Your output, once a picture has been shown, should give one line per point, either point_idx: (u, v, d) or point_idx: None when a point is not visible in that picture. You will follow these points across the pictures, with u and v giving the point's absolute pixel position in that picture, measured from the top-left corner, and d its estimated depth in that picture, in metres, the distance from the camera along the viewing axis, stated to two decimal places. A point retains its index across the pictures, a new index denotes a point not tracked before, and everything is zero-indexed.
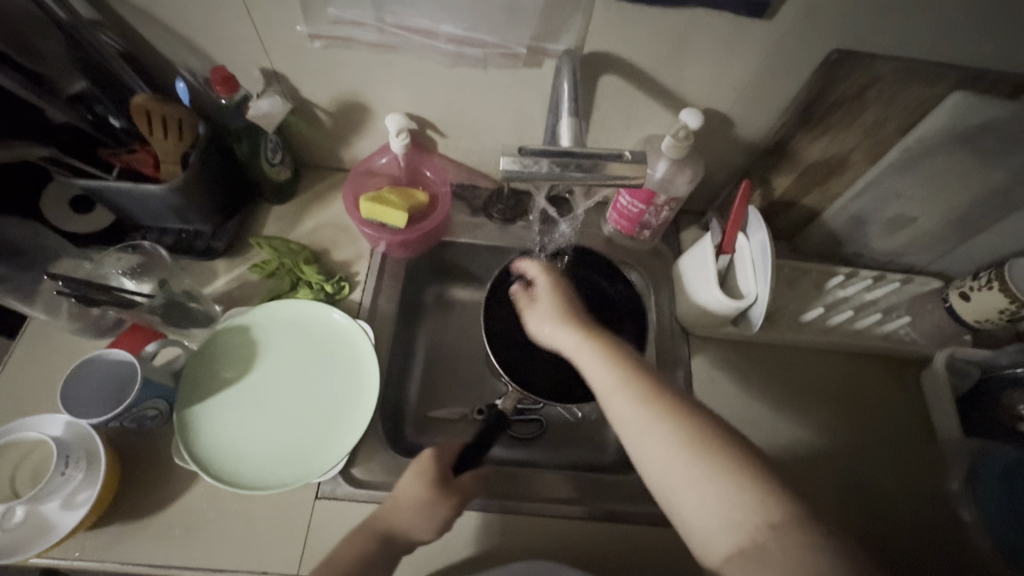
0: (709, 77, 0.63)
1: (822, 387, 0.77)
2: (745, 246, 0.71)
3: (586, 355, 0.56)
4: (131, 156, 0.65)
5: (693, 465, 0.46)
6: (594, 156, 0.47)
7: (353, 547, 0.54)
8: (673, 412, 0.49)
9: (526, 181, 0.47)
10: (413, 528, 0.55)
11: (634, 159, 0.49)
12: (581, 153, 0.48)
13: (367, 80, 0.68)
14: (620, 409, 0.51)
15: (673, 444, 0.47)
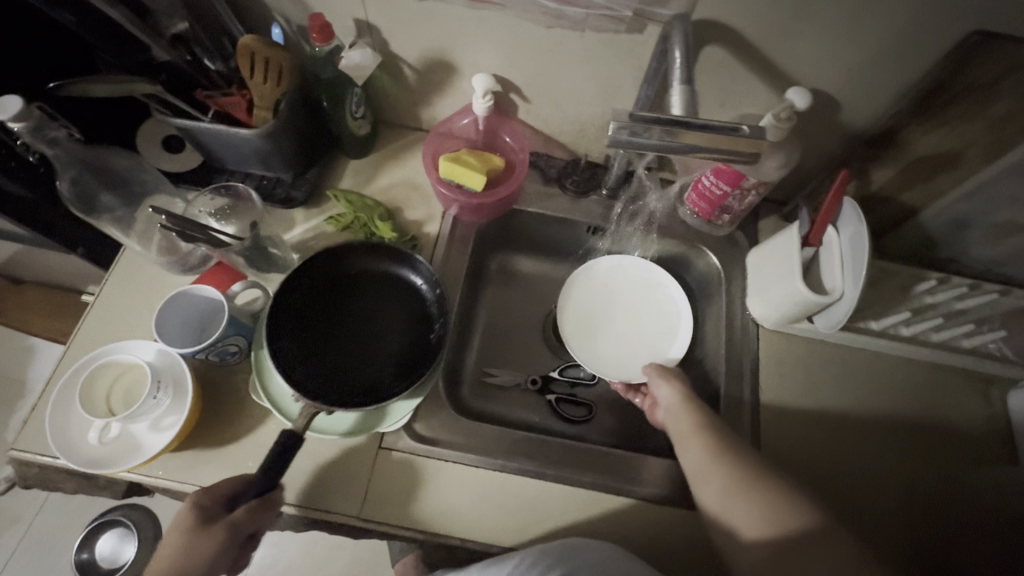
0: (823, 55, 0.59)
1: (902, 393, 0.73)
2: (834, 239, 0.68)
3: (673, 407, 0.63)
4: (226, 99, 0.65)
5: (716, 465, 0.57)
6: (708, 126, 0.46)
7: None
8: (731, 459, 0.57)
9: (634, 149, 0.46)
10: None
11: (753, 133, 0.47)
12: (695, 122, 0.47)
13: (459, 36, 0.66)
14: (675, 419, 0.62)
15: (732, 491, 0.55)
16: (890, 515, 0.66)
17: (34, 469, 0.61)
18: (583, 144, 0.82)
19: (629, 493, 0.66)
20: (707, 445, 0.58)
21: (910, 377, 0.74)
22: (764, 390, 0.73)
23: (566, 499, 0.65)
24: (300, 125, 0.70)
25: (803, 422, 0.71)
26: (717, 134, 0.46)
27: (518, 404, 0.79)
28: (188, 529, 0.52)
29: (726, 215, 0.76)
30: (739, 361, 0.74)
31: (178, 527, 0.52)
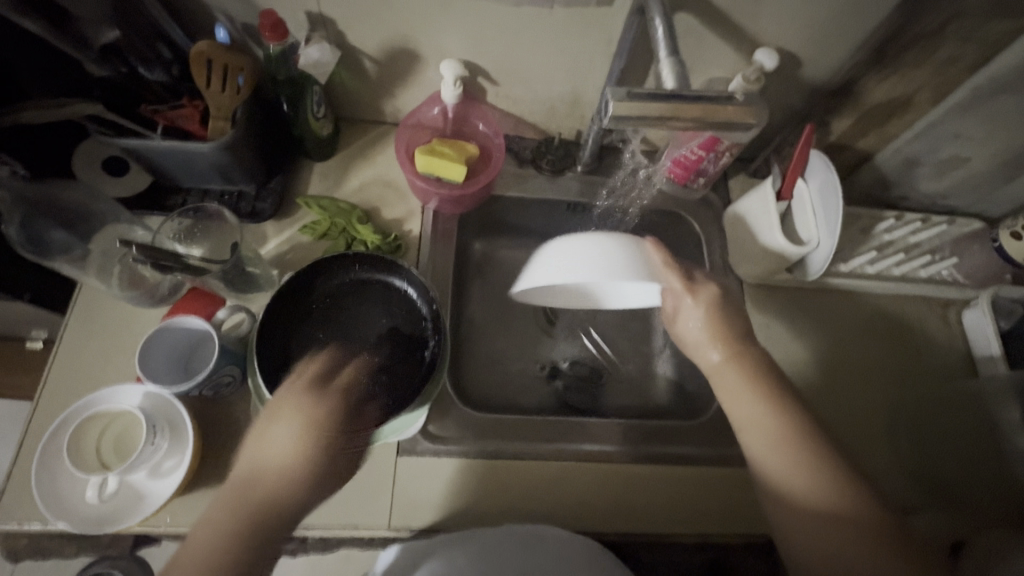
0: (786, 15, 0.61)
1: (872, 328, 0.79)
2: (805, 192, 0.72)
3: (728, 374, 0.58)
4: (176, 112, 0.60)
5: (791, 458, 0.53)
6: (704, 97, 0.49)
7: (236, 525, 0.46)
8: (808, 453, 0.53)
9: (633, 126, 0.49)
10: (273, 521, 0.48)
11: (747, 99, 0.50)
12: (691, 95, 0.49)
13: (421, 22, 0.64)
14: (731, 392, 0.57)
15: (803, 485, 0.52)
16: (882, 440, 0.72)
17: (24, 539, 0.56)
18: (553, 123, 0.81)
19: (647, 458, 0.68)
20: (765, 409, 0.55)
21: (884, 312, 0.80)
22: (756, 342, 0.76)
23: (590, 475, 0.66)
24: (256, 131, 0.65)
25: (795, 366, 0.75)
26: (713, 103, 0.49)
27: (521, 388, 0.80)
28: (326, 414, 0.52)
29: (701, 177, 0.78)
30: None
31: (310, 414, 0.51)
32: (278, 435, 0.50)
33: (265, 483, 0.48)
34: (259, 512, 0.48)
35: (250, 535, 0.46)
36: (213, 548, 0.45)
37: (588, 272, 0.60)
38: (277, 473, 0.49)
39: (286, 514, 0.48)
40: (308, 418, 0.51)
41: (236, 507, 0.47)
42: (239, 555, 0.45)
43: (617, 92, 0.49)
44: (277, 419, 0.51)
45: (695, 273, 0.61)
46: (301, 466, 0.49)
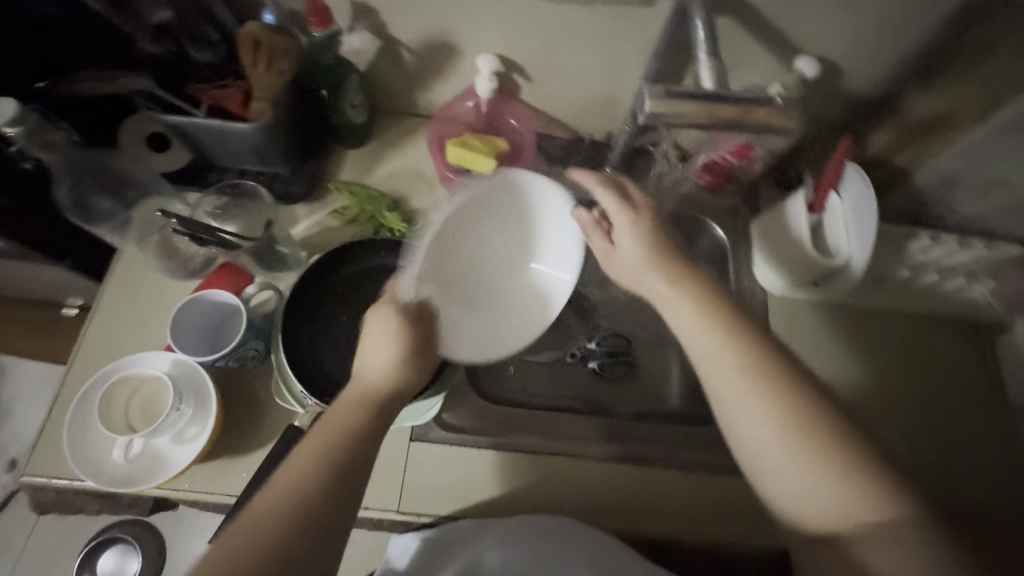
0: (828, 22, 0.60)
1: (899, 347, 0.76)
2: (837, 205, 0.71)
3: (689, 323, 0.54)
4: (221, 92, 0.62)
5: (773, 406, 0.48)
6: (742, 101, 0.48)
7: (341, 422, 0.49)
8: (786, 397, 0.48)
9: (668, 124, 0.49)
10: (364, 429, 0.50)
11: (785, 104, 0.49)
12: (728, 96, 0.49)
13: (461, 15, 0.65)
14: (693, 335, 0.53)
15: (776, 434, 0.47)
16: (910, 461, 0.69)
17: (52, 492, 0.58)
18: (585, 122, 0.81)
19: (657, 463, 0.67)
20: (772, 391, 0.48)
21: (914, 331, 0.78)
22: None
23: (598, 476, 0.66)
24: (294, 114, 0.66)
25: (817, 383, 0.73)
26: (749, 105, 0.48)
27: (537, 383, 0.80)
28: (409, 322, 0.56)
29: (730, 182, 0.79)
30: None
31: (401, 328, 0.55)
32: (381, 354, 0.54)
33: (355, 396, 0.52)
34: (369, 412, 0.51)
35: (342, 442, 0.48)
36: (318, 465, 0.46)
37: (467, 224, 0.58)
38: (365, 390, 0.52)
39: (376, 412, 0.51)
40: (408, 334, 0.55)
41: (325, 428, 0.49)
42: (337, 458, 0.46)
43: (656, 92, 0.49)
44: (376, 333, 0.55)
45: (632, 193, 0.62)
46: (396, 362, 0.54)
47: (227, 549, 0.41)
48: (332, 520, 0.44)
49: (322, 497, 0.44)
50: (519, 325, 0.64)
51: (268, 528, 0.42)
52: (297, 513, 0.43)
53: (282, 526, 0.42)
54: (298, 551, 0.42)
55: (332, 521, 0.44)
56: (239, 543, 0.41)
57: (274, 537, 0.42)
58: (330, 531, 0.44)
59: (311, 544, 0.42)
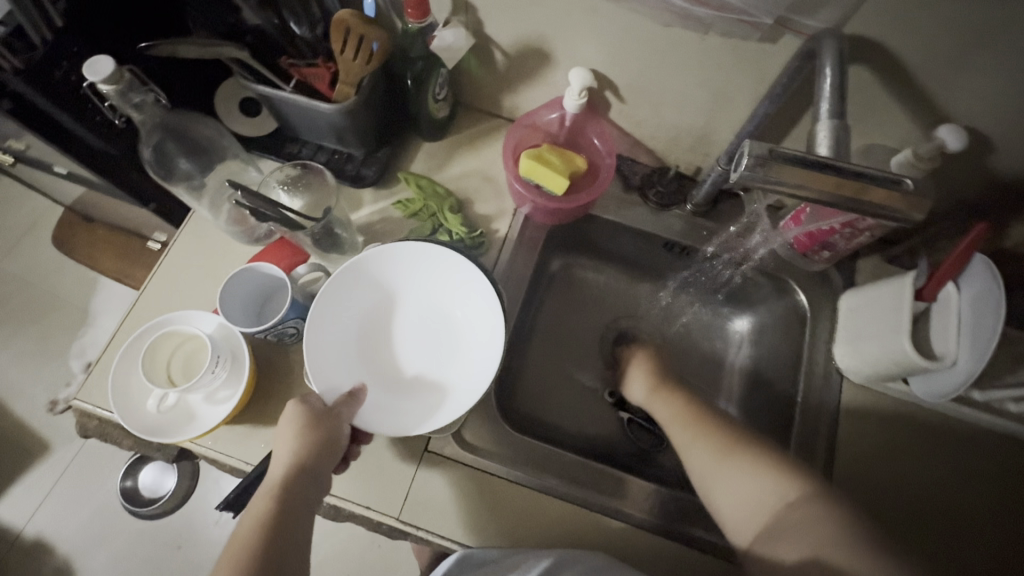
0: (990, 91, 0.51)
1: (997, 476, 0.64)
2: (954, 299, 0.59)
3: (656, 407, 0.68)
4: (310, 70, 0.63)
5: (719, 462, 0.58)
6: (857, 172, 0.43)
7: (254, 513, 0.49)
8: (725, 441, 0.59)
9: (767, 189, 0.43)
10: (298, 502, 0.50)
11: (916, 189, 0.43)
12: (847, 168, 0.43)
13: (563, 25, 0.61)
14: (664, 413, 0.67)
15: (708, 455, 0.59)
16: None
17: (95, 421, 0.62)
18: (673, 153, 0.75)
19: (672, 534, 0.62)
20: (716, 452, 0.59)
21: (1005, 450, 0.66)
22: (841, 450, 0.66)
23: (608, 534, 0.62)
24: (377, 101, 0.66)
25: (871, 485, 0.64)
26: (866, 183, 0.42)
27: (569, 416, 0.76)
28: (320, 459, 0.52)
29: (825, 250, 0.69)
30: (814, 414, 0.68)
31: (299, 407, 0.53)
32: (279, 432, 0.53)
33: (274, 483, 0.50)
34: (274, 500, 0.49)
35: (275, 512, 0.49)
36: (254, 534, 0.47)
37: (388, 258, 0.61)
38: (282, 475, 0.50)
39: (310, 481, 0.51)
40: (299, 417, 0.52)
41: (264, 492, 0.50)
42: (272, 527, 0.48)
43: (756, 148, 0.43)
44: (284, 420, 0.53)
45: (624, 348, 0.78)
46: (309, 453, 0.51)
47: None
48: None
49: (253, 558, 0.46)
50: (449, 413, 0.58)
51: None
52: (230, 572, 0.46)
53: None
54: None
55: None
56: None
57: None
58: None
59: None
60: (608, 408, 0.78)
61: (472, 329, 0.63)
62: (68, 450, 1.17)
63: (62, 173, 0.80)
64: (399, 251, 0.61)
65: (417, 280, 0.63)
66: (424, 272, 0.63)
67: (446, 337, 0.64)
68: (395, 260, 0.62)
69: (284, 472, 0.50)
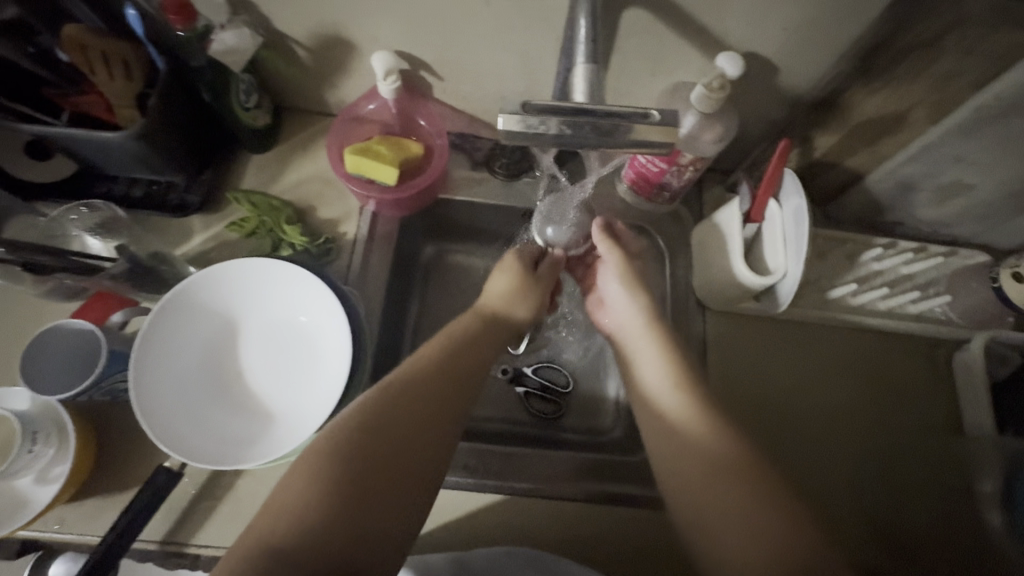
0: (755, 14, 0.53)
1: (848, 367, 0.70)
2: (777, 214, 0.63)
3: (630, 309, 0.62)
4: (81, 98, 0.57)
5: (681, 389, 0.52)
6: (614, 116, 0.39)
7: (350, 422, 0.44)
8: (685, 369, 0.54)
9: (531, 143, 0.39)
10: (480, 344, 0.55)
11: (664, 119, 0.40)
12: (599, 111, 0.40)
13: (349, 8, 0.58)
14: (631, 317, 0.61)
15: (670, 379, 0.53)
16: (841, 493, 0.63)
17: None
18: None
19: (579, 495, 0.62)
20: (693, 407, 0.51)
21: (864, 348, 0.71)
22: (712, 375, 0.69)
23: (516, 510, 0.62)
24: (175, 118, 0.60)
25: (747, 399, 0.68)
26: (620, 123, 0.39)
27: None
28: (488, 328, 0.57)
29: (665, 192, 0.71)
30: (685, 348, 0.70)
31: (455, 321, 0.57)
32: (498, 284, 0.62)
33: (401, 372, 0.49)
34: (432, 382, 0.48)
35: (450, 343, 0.53)
36: (432, 355, 0.51)
37: (214, 286, 0.59)
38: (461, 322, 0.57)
39: (480, 334, 0.56)
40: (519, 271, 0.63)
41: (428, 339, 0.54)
42: (451, 356, 0.51)
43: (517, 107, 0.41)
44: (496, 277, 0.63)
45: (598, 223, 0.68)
46: (463, 339, 0.54)
47: (315, 452, 0.42)
48: (459, 409, 0.48)
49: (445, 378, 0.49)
50: (310, 423, 0.56)
51: (388, 407, 0.45)
52: (434, 402, 0.47)
53: (397, 427, 0.45)
54: (370, 440, 0.43)
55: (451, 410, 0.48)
56: (318, 464, 0.42)
57: (404, 408, 0.46)
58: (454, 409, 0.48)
59: (393, 425, 0.45)
60: (503, 387, 0.77)
61: (322, 331, 0.61)
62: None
63: None
64: (224, 275, 0.59)
65: (256, 299, 0.62)
66: (260, 287, 0.61)
67: (301, 349, 0.62)
68: (222, 287, 0.60)
69: (427, 346, 0.52)
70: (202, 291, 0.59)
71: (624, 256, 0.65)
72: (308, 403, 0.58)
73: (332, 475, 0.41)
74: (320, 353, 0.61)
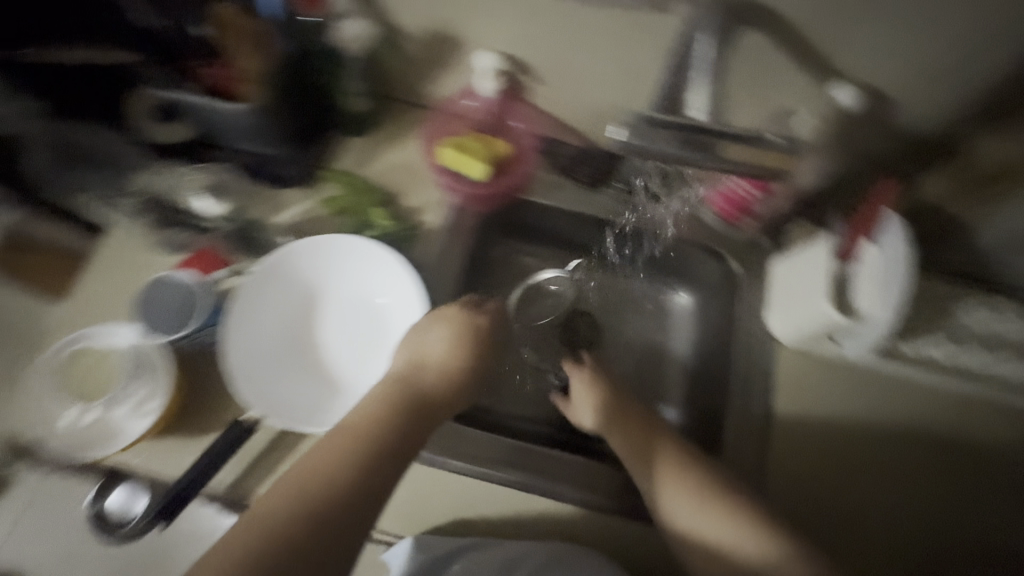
0: (878, 47, 0.52)
1: (923, 424, 0.66)
2: (873, 257, 0.60)
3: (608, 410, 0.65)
4: (213, 71, 0.61)
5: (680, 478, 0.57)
6: (733, 135, 0.41)
7: (243, 535, 0.41)
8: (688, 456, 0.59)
9: (645, 156, 0.40)
10: (427, 415, 0.53)
11: (784, 146, 0.41)
12: (719, 131, 0.41)
13: (465, 8, 0.60)
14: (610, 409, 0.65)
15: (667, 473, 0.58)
16: (901, 562, 0.61)
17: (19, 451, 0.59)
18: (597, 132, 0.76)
19: (615, 508, 0.62)
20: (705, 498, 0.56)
21: (946, 411, 0.66)
22: (774, 412, 0.67)
23: (551, 513, 0.63)
24: (291, 97, 0.64)
25: (805, 439, 0.66)
26: (741, 144, 0.40)
27: (515, 400, 0.77)
28: (399, 395, 0.53)
29: (748, 217, 0.71)
30: (749, 380, 0.68)
31: (382, 394, 0.52)
32: (433, 342, 0.58)
33: (310, 467, 0.45)
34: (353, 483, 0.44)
35: (399, 411, 0.51)
36: (372, 425, 0.49)
37: (298, 260, 0.63)
38: (405, 374, 0.55)
39: (425, 397, 0.54)
40: (453, 317, 0.59)
41: (375, 399, 0.52)
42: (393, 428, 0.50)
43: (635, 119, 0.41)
44: (426, 329, 0.58)
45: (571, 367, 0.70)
46: (364, 420, 0.50)
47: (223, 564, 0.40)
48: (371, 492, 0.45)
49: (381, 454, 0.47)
50: None
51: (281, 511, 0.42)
52: (363, 478, 0.45)
53: (313, 513, 0.42)
54: (293, 531, 0.41)
55: (381, 489, 0.46)
56: (241, 549, 0.40)
57: (319, 491, 0.43)
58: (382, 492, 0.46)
59: (308, 514, 0.42)
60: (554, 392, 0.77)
61: (394, 312, 0.63)
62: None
63: None
64: (316, 247, 0.63)
65: (336, 274, 0.65)
66: (340, 265, 0.64)
67: (372, 326, 0.64)
68: (306, 261, 0.63)
69: (323, 435, 0.48)
70: (286, 265, 0.62)
71: (593, 380, 0.67)
72: (378, 380, 0.61)
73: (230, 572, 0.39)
74: (391, 331, 0.63)
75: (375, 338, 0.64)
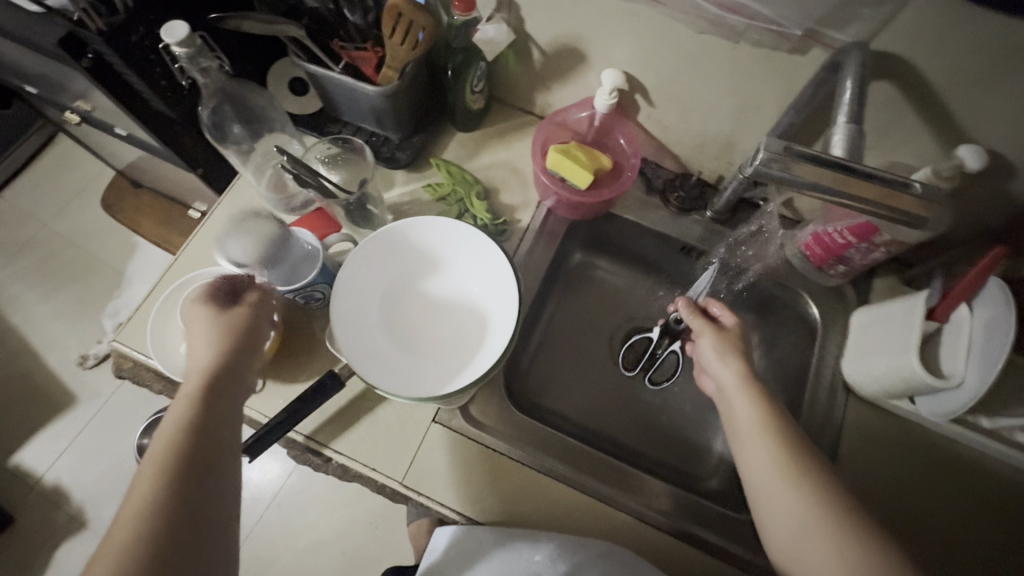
0: (1015, 115, 0.52)
1: (998, 505, 0.64)
2: (965, 319, 0.59)
3: (738, 395, 0.57)
4: (358, 53, 0.67)
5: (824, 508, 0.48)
6: (871, 175, 0.43)
7: (143, 520, 0.39)
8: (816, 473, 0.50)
9: (781, 182, 0.44)
10: (228, 389, 0.48)
11: (926, 193, 0.43)
12: (859, 169, 0.44)
13: (600, 27, 0.64)
14: (741, 410, 0.55)
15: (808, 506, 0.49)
16: None
17: (128, 363, 0.66)
18: (698, 160, 0.78)
19: (663, 525, 0.63)
20: (805, 494, 0.49)
21: (1006, 491, 0.64)
22: (840, 462, 0.66)
23: (600, 518, 0.63)
24: (418, 85, 0.70)
25: (864, 494, 0.64)
26: (878, 185, 0.43)
27: (574, 405, 0.78)
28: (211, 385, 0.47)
29: (840, 265, 0.70)
30: (817, 425, 0.68)
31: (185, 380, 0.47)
32: (198, 330, 0.50)
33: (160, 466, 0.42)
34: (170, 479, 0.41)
35: (205, 402, 0.46)
36: (180, 429, 0.44)
37: (408, 238, 0.67)
38: (204, 366, 0.48)
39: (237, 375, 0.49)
40: (214, 316, 0.50)
41: (178, 399, 0.46)
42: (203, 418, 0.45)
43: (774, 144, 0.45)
44: (195, 324, 0.50)
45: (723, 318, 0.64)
46: (188, 412, 0.45)
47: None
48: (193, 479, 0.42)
49: (208, 440, 0.44)
50: (470, 374, 0.62)
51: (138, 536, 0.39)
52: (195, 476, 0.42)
53: (157, 511, 0.40)
54: (154, 526, 0.39)
55: (218, 475, 0.44)
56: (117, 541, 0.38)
57: (187, 486, 0.42)
58: (220, 477, 0.44)
59: (188, 505, 0.41)
60: (612, 404, 0.79)
61: (485, 303, 0.67)
62: (106, 394, 1.37)
63: (117, 133, 0.84)
64: (429, 229, 0.67)
65: (435, 258, 0.69)
66: (443, 249, 0.68)
67: (460, 312, 0.68)
68: (414, 240, 0.67)
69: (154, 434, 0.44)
70: (395, 238, 0.66)
71: (727, 339, 0.61)
72: (461, 363, 0.65)
73: (138, 546, 0.38)
74: (476, 321, 0.67)
75: (460, 324, 0.68)
